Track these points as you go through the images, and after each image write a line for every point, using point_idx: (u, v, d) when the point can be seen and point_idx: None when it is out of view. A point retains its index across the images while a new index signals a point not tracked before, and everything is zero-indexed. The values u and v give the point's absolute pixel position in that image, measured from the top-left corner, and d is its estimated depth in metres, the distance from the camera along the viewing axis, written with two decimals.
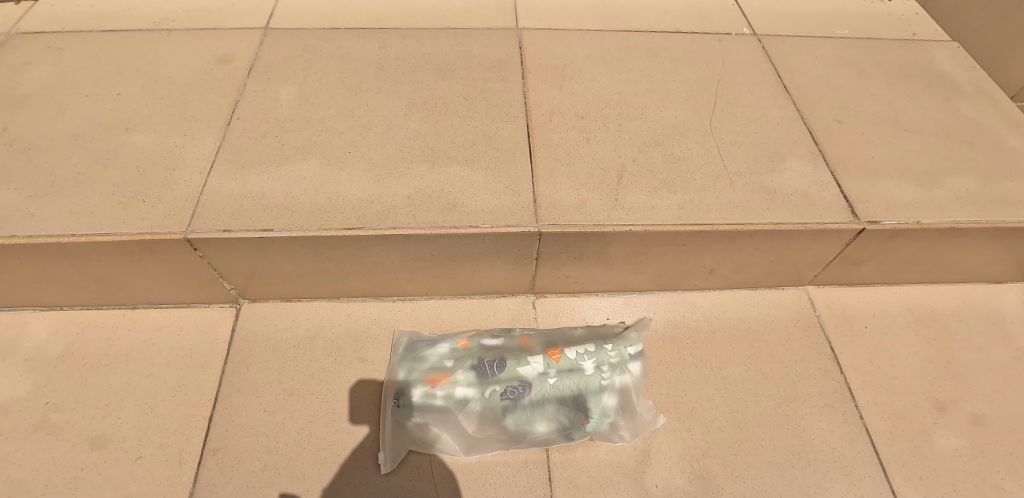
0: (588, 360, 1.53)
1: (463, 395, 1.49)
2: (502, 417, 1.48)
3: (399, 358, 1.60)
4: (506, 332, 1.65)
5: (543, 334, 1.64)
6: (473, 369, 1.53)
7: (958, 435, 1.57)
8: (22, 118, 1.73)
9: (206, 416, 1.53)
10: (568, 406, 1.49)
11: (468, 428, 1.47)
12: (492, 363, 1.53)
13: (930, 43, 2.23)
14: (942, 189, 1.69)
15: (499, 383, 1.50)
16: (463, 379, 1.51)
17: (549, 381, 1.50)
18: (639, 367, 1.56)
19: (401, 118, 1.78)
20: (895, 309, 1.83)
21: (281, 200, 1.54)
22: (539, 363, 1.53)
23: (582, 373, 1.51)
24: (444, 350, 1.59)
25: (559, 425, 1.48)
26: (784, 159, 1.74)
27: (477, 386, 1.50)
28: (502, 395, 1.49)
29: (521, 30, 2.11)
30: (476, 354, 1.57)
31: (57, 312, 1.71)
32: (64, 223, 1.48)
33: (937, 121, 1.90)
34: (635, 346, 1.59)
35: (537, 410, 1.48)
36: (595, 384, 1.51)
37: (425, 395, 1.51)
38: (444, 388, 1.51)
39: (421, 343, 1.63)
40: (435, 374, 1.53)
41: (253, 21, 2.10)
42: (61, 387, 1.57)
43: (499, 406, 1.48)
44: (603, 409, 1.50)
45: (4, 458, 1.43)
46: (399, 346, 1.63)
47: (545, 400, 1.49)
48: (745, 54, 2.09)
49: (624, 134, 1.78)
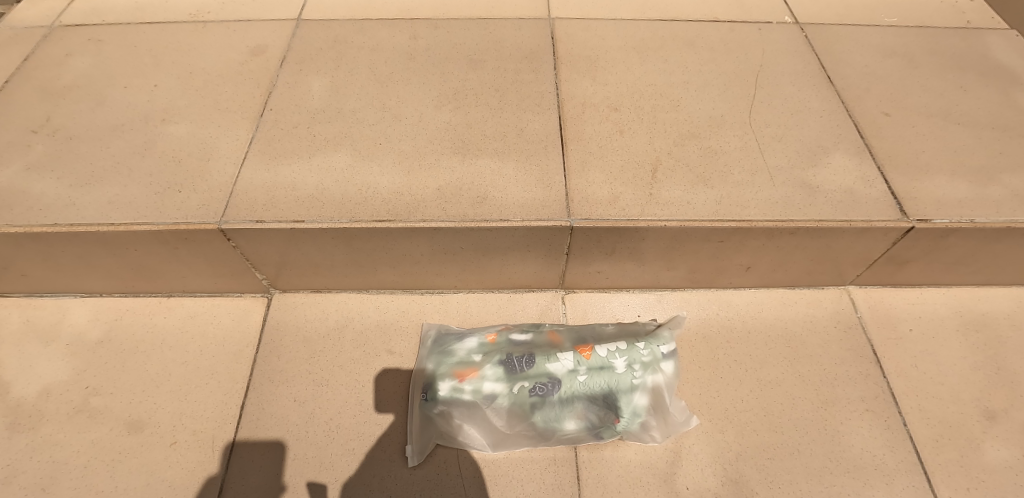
0: (619, 358, 1.50)
1: (490, 390, 1.47)
2: (531, 413, 1.45)
3: (427, 351, 1.60)
4: (535, 327, 1.63)
5: (573, 331, 1.62)
6: (501, 363, 1.51)
7: (1010, 446, 1.49)
8: (64, 109, 1.77)
9: (238, 404, 1.55)
10: (598, 405, 1.46)
11: (496, 424, 1.46)
12: (520, 358, 1.51)
13: (986, 31, 2.10)
14: (998, 186, 1.60)
15: (528, 379, 1.48)
16: (491, 374, 1.49)
17: (578, 378, 1.47)
18: (671, 367, 1.52)
19: (432, 109, 1.76)
20: (942, 311, 1.75)
21: (312, 192, 1.54)
22: (569, 359, 1.50)
23: (613, 371, 1.48)
24: (472, 345, 1.58)
25: (588, 423, 1.46)
26: (827, 153, 1.67)
27: (505, 381, 1.48)
28: (530, 391, 1.46)
29: (553, 20, 2.07)
30: (504, 348, 1.55)
31: (97, 298, 1.76)
32: (103, 212, 1.52)
33: (993, 113, 1.79)
34: (667, 344, 1.55)
35: (566, 408, 1.45)
36: (626, 383, 1.47)
37: (453, 389, 1.48)
38: (472, 382, 1.49)
39: (449, 337, 1.62)
40: (462, 368, 1.52)
41: (285, 12, 2.11)
42: (100, 372, 1.61)
43: (528, 402, 1.46)
44: (634, 409, 1.46)
45: (47, 438, 1.48)
46: (427, 339, 1.63)
47: (574, 396, 1.46)
48: (787, 43, 2.01)
49: (659, 126, 1.73)
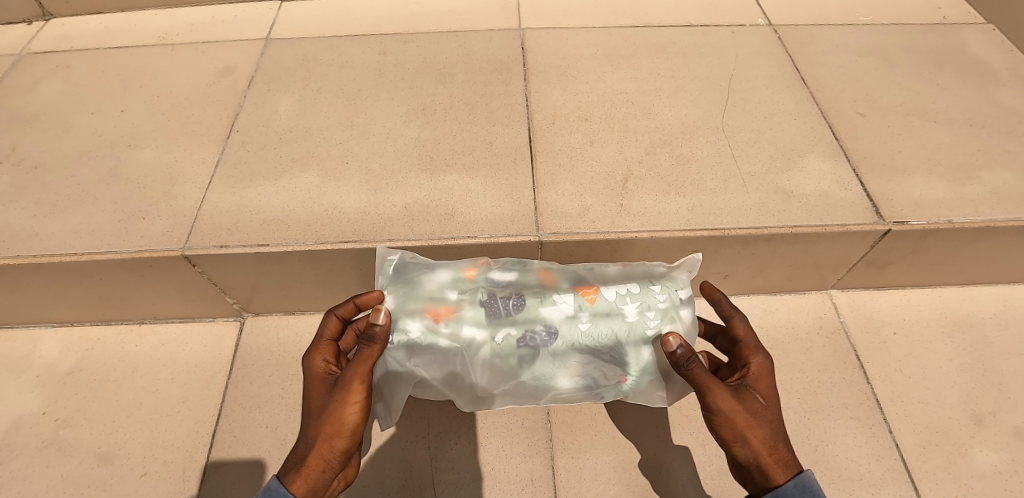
0: (629, 303, 1.25)
1: (471, 337, 1.22)
2: (520, 369, 1.23)
3: (388, 280, 1.30)
4: (522, 265, 1.36)
5: (568, 271, 1.35)
6: (483, 304, 1.25)
7: (998, 451, 1.46)
8: (31, 137, 1.76)
9: (209, 432, 1.52)
10: (601, 359, 1.24)
11: (477, 379, 1.23)
12: (507, 300, 1.25)
13: (962, 26, 2.08)
14: (976, 184, 1.57)
15: (516, 325, 1.23)
16: (473, 317, 1.23)
17: (580, 325, 1.22)
18: (690, 315, 1.26)
19: (401, 125, 1.74)
20: (927, 313, 1.71)
21: (278, 214, 1.52)
22: (568, 302, 1.25)
23: (622, 318, 1.23)
24: (447, 279, 1.30)
25: (588, 381, 1.25)
26: (801, 157, 1.64)
27: (488, 327, 1.23)
28: (518, 341, 1.22)
29: (523, 31, 2.05)
30: (487, 287, 1.29)
31: (68, 327, 1.73)
32: (67, 242, 1.50)
33: (970, 110, 1.77)
34: (685, 289, 1.29)
35: (561, 362, 1.23)
36: (637, 334, 1.22)
37: (424, 331, 1.21)
38: (449, 324, 1.22)
39: (417, 265, 1.33)
40: (435, 306, 1.24)
41: (255, 31, 2.09)
42: (70, 403, 1.58)
43: (516, 353, 1.22)
44: (643, 364, 1.24)
45: (15, 474, 1.46)
46: (388, 265, 1.34)
47: (572, 349, 1.22)
48: (760, 46, 1.99)
49: (630, 135, 1.70)
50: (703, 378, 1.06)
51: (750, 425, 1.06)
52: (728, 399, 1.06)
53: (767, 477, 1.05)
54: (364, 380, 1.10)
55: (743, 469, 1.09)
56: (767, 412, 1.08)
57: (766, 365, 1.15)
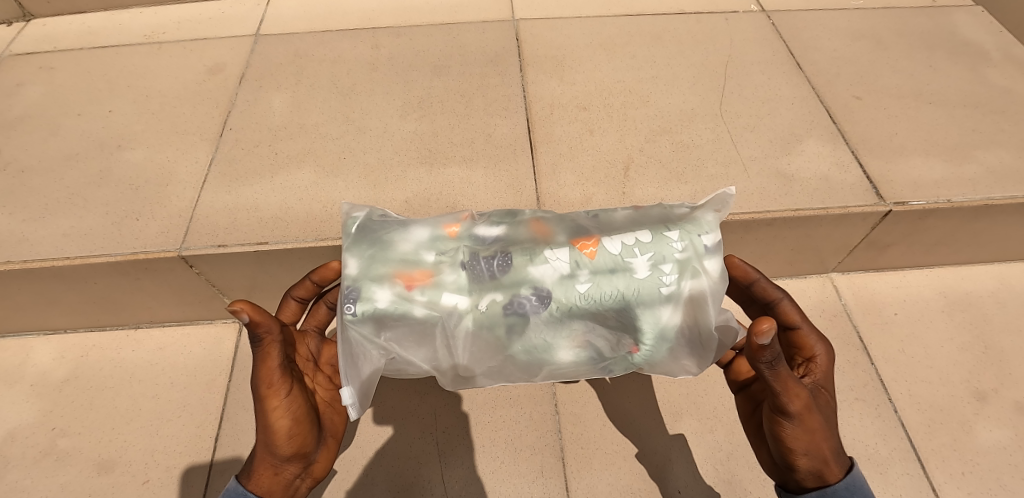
0: (639, 256, 1.03)
1: (452, 304, 1.03)
2: (509, 343, 1.04)
3: (351, 240, 1.10)
4: (510, 219, 1.17)
5: (565, 220, 1.15)
6: (465, 267, 1.06)
7: (1002, 426, 1.47)
8: (16, 141, 1.71)
9: (212, 435, 1.49)
10: (608, 326, 1.04)
11: (460, 356, 1.04)
12: (491, 260, 1.06)
13: (952, 8, 2.10)
14: (974, 164, 1.58)
15: (502, 291, 1.03)
16: (453, 282, 1.04)
17: (578, 287, 1.02)
18: (716, 266, 1.03)
19: (397, 119, 1.72)
20: (926, 293, 1.73)
21: (276, 211, 1.49)
22: (564, 260, 1.04)
23: (630, 274, 1.02)
24: (423, 237, 1.11)
25: (591, 354, 1.07)
26: (800, 140, 1.65)
27: (471, 294, 1.04)
28: (506, 309, 1.03)
29: (516, 22, 2.03)
30: (469, 245, 1.09)
31: (61, 335, 1.69)
32: (59, 246, 1.46)
33: (964, 91, 1.78)
34: (711, 233, 1.05)
35: (557, 331, 1.04)
36: (650, 292, 1.02)
37: (396, 299, 1.02)
38: (424, 291, 1.03)
39: (387, 223, 1.14)
40: (409, 269, 1.05)
41: (243, 28, 2.05)
42: (67, 412, 1.54)
43: (503, 324, 1.03)
44: (661, 332, 1.03)
45: (12, 486, 1.42)
46: (351, 222, 1.14)
47: (571, 315, 1.03)
48: (754, 32, 1.99)
49: (629, 123, 1.70)
50: (790, 381, 0.90)
51: (826, 434, 0.95)
52: (812, 407, 0.93)
53: (820, 481, 0.96)
54: (274, 381, 0.97)
55: (790, 470, 0.98)
56: (833, 415, 0.99)
57: (829, 359, 1.07)
